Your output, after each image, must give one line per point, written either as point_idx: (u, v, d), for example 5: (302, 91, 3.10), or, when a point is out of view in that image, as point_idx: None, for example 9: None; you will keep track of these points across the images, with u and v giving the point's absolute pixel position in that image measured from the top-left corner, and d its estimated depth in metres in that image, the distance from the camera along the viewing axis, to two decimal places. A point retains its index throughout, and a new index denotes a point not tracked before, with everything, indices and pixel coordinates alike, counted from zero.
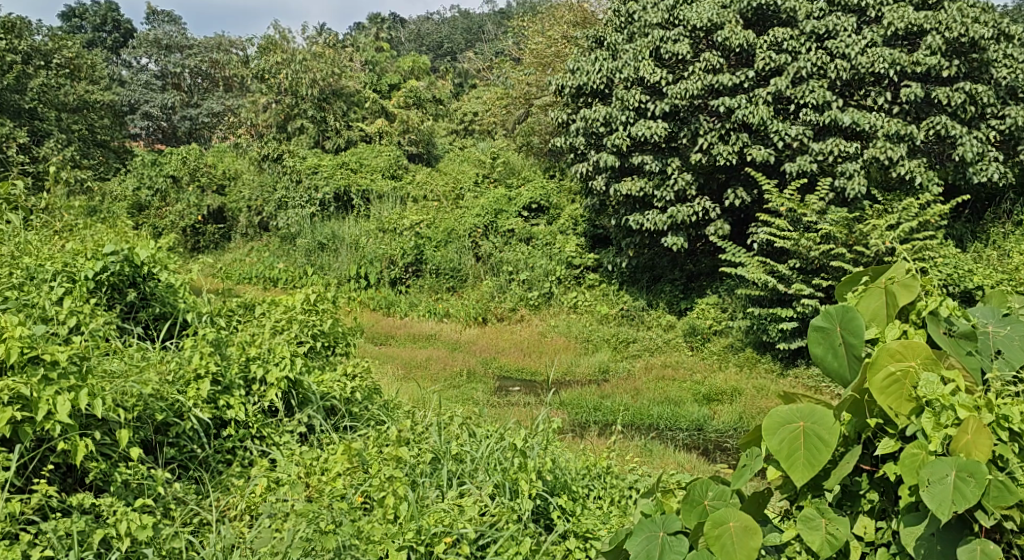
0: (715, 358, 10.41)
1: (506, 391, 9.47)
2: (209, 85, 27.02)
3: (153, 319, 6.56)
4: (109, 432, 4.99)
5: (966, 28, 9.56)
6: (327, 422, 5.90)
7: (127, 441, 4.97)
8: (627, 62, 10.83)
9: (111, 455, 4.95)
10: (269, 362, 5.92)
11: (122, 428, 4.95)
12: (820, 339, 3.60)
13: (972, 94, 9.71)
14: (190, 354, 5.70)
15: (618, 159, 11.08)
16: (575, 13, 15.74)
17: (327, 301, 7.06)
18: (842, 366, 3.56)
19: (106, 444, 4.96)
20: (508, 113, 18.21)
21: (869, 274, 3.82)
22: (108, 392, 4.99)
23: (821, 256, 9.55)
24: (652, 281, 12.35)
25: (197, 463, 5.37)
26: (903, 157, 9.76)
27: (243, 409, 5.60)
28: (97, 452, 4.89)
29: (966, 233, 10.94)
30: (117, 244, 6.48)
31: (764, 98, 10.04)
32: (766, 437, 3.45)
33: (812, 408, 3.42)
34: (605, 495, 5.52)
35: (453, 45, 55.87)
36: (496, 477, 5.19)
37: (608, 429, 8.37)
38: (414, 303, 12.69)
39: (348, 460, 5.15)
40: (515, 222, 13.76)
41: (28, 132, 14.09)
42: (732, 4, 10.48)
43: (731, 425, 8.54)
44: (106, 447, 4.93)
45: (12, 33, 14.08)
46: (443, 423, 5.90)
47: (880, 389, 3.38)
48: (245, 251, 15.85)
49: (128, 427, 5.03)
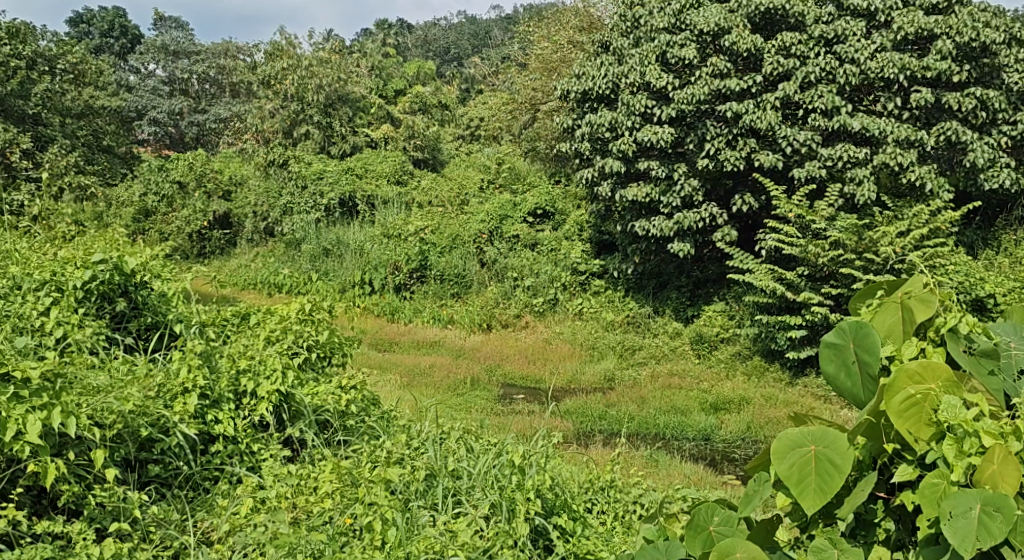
0: (723, 366, 10.18)
1: (509, 399, 9.28)
2: (217, 91, 26.82)
3: (143, 329, 6.38)
4: (85, 452, 4.82)
5: (977, 33, 9.40)
6: (319, 437, 5.71)
7: (103, 462, 4.79)
8: (633, 67, 10.66)
9: (86, 477, 4.77)
10: (260, 374, 5.74)
11: (99, 448, 4.77)
12: (832, 357, 3.40)
13: (984, 99, 9.52)
14: (177, 367, 5.52)
15: (624, 164, 10.88)
16: (581, 18, 15.59)
17: (323, 310, 6.84)
18: (856, 387, 3.36)
19: (81, 465, 4.79)
20: (514, 118, 17.86)
21: (885, 287, 3.61)
22: (84, 410, 4.81)
23: (831, 263, 9.37)
24: (658, 288, 12.14)
25: (182, 481, 5.22)
26: (914, 163, 9.57)
27: (231, 424, 5.42)
28: (70, 473, 4.72)
29: (977, 240, 10.75)
30: (105, 252, 6.28)
31: (772, 103, 9.83)
32: (776, 461, 3.25)
33: (824, 430, 3.22)
34: (609, 510, 5.52)
35: (462, 51, 55.96)
36: (493, 496, 4.98)
37: (613, 439, 8.19)
38: (418, 309, 12.50)
39: (337, 480, 4.99)
40: (521, 228, 13.57)
41: (32, 137, 13.48)
42: (739, 8, 10.26)
43: (739, 436, 8.33)
44: (80, 467, 4.76)
45: (17, 37, 13.39)
46: (440, 438, 5.71)
47: (896, 411, 3.17)
48: (249, 256, 15.76)
49: (105, 447, 4.85)
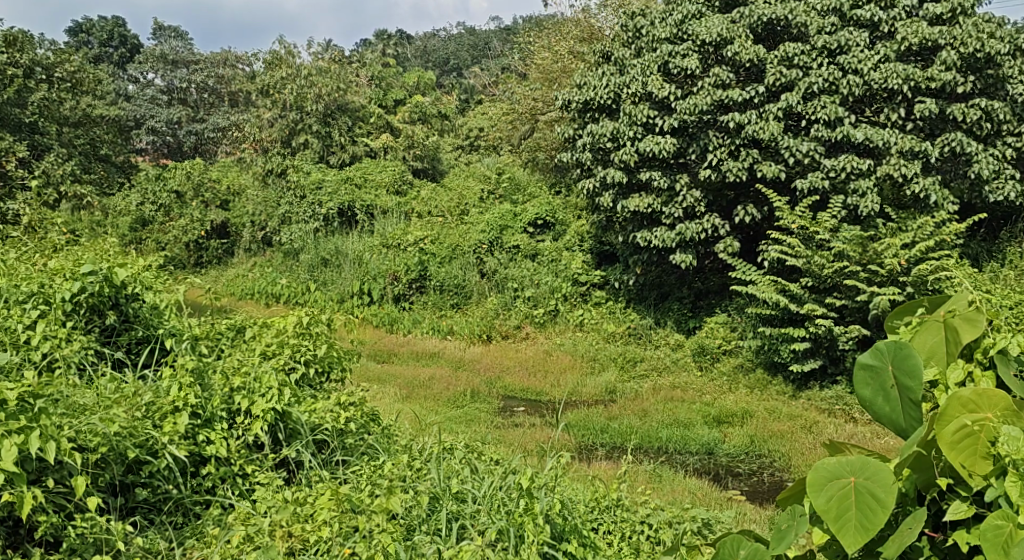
0: (726, 379, 9.92)
1: (509, 411, 9.05)
2: (215, 100, 26.59)
3: (134, 343, 6.12)
4: (66, 479, 4.55)
5: (982, 43, 9.17)
6: (316, 458, 5.47)
7: (83, 491, 4.53)
8: (636, 77, 10.47)
9: (66, 506, 4.52)
10: (255, 392, 5.51)
11: (79, 475, 4.50)
12: (868, 380, 3.16)
13: (989, 110, 9.35)
14: (168, 386, 5.29)
15: (626, 175, 10.62)
16: (581, 28, 15.35)
17: (322, 323, 6.60)
18: (895, 412, 3.12)
19: (61, 493, 4.53)
20: (513, 128, 17.66)
21: (927, 304, 3.34)
22: (65, 434, 4.54)
23: (835, 275, 9.16)
24: (660, 299, 11.85)
25: (170, 506, 4.97)
26: (918, 174, 9.35)
27: (224, 445, 5.18)
28: (49, 502, 4.47)
29: (981, 252, 10.53)
30: (95, 262, 5.98)
31: (775, 114, 9.58)
32: (811, 494, 3.01)
33: (864, 462, 2.98)
34: (615, 530, 5.36)
35: (461, 62, 55.81)
36: (500, 522, 4.73)
37: (615, 454, 7.95)
38: (417, 319, 12.29)
39: (335, 506, 4.72)
40: (521, 238, 13.28)
41: (28, 146, 13.27)
42: (742, 19, 10.08)
43: (744, 449, 8.08)
44: (61, 497, 4.51)
45: (13, 46, 13.09)
46: (442, 456, 5.50)
47: (950, 443, 2.91)
48: (246, 267, 15.62)
49: (86, 474, 4.58)
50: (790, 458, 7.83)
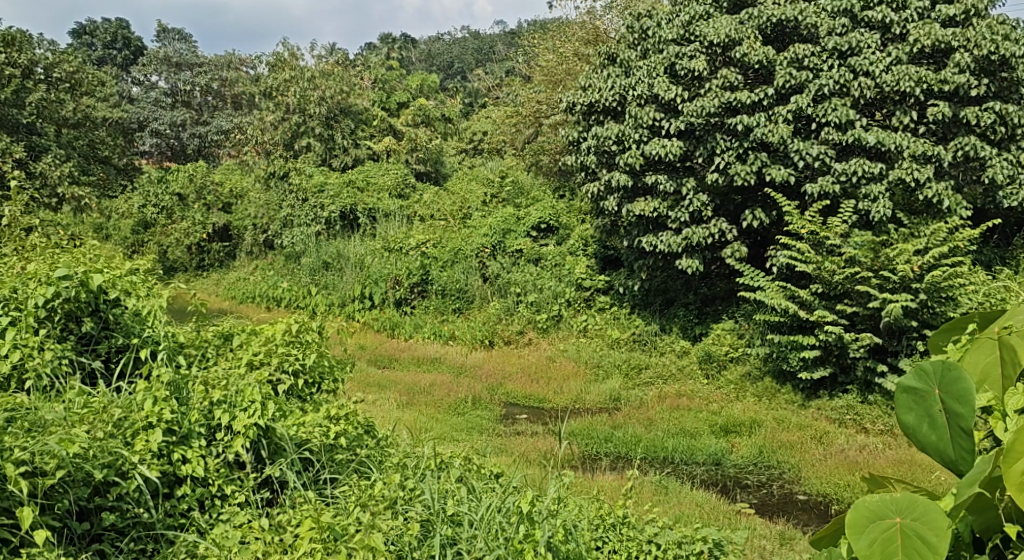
0: (733, 387, 9.54)
1: (512, 419, 8.69)
2: (219, 103, 26.17)
3: (113, 352, 5.76)
4: (12, 510, 4.20)
5: (997, 45, 8.80)
6: (301, 478, 5.11)
7: (32, 523, 4.17)
8: (641, 79, 10.08)
9: (13, 540, 4.17)
10: (236, 407, 5.16)
11: (26, 505, 4.14)
12: (911, 404, 2.78)
13: (1003, 114, 8.96)
14: (142, 400, 4.97)
15: (632, 178, 10.26)
16: (587, 30, 14.94)
17: (313, 331, 6.25)
18: (943, 442, 2.74)
19: (7, 525, 4.18)
20: (518, 131, 17.27)
21: (977, 320, 2.98)
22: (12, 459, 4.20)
23: (847, 281, 8.77)
24: (665, 305, 11.42)
25: (141, 530, 4.63)
26: (932, 179, 8.92)
27: (200, 464, 4.84)
28: None
29: (996, 258, 10.16)
30: (71, 266, 5.64)
31: (785, 116, 9.19)
32: (852, 536, 2.68)
33: (913, 500, 2.65)
34: (620, 549, 4.96)
35: (467, 67, 55.49)
36: (497, 549, 4.37)
37: (620, 464, 7.59)
38: (418, 324, 11.96)
39: (315, 535, 4.33)
40: (524, 243, 12.84)
41: (25, 148, 12.93)
42: (750, 20, 9.68)
43: (752, 460, 7.70)
44: (6, 530, 4.15)
45: (12, 46, 12.70)
46: (437, 473, 5.15)
47: (1017, 484, 2.56)
48: (247, 269, 15.35)
49: (34, 504, 4.23)
50: (800, 470, 7.45)
